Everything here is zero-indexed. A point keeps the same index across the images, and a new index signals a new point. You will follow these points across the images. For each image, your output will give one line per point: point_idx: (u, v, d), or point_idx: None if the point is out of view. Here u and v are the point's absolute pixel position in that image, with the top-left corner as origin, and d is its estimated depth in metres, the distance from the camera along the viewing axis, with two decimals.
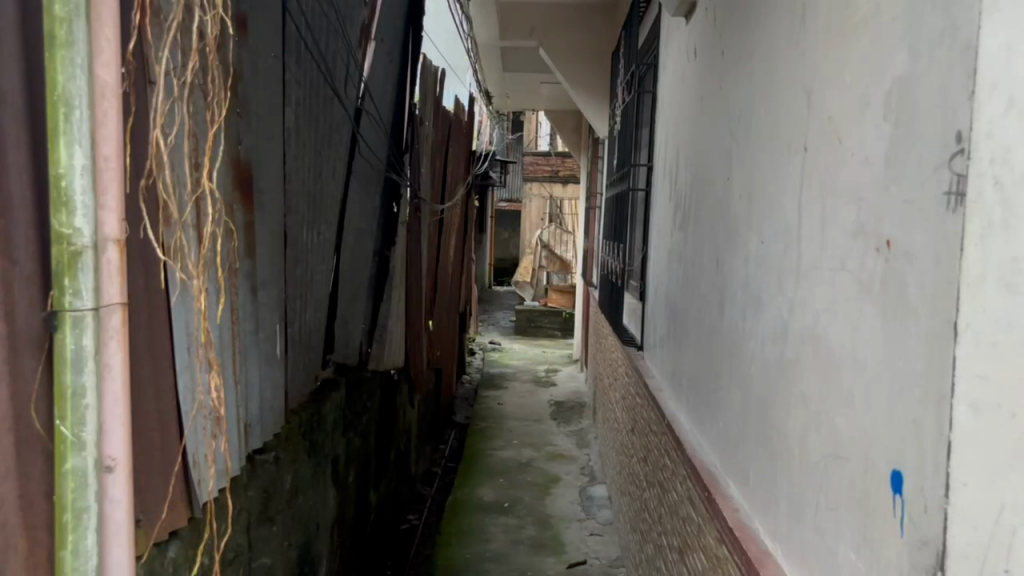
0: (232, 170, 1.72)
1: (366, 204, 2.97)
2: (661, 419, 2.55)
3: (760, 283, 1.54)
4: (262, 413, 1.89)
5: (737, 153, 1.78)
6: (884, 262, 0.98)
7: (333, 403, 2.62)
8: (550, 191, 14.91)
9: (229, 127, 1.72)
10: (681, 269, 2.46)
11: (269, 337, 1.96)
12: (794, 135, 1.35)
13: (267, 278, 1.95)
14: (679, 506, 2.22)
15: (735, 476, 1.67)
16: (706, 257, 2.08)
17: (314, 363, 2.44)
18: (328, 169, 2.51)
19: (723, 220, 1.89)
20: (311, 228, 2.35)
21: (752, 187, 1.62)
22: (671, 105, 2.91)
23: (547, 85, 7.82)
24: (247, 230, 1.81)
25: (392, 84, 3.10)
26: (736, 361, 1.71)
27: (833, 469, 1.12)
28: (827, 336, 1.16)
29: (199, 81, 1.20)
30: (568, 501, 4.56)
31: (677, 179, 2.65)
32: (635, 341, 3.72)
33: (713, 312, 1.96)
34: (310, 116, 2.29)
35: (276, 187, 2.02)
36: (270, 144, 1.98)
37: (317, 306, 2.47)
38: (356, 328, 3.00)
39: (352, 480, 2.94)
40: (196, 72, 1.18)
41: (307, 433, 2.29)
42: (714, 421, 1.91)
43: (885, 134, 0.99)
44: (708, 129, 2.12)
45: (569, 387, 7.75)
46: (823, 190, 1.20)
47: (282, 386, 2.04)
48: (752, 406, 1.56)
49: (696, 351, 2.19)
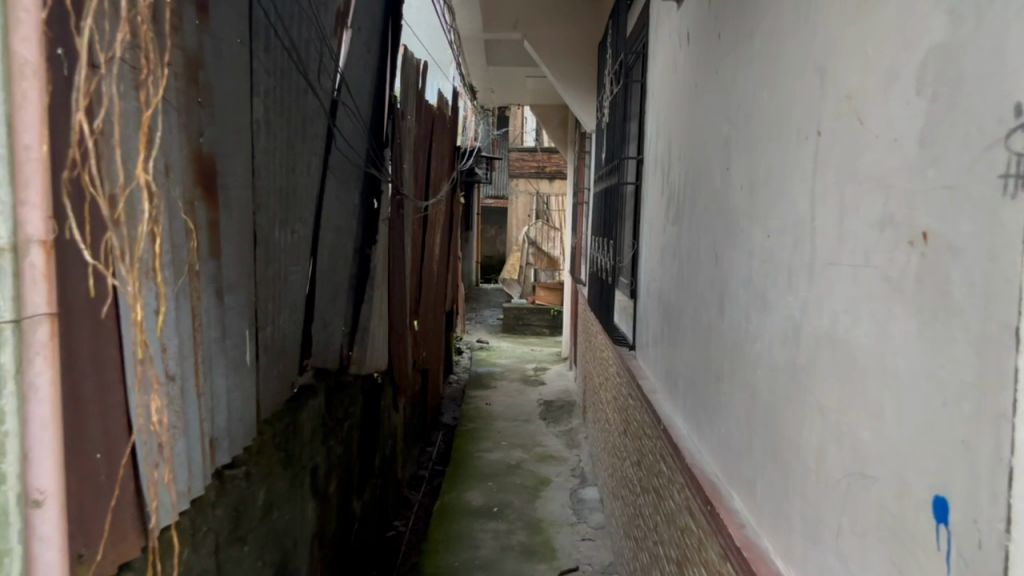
0: (192, 164, 1.59)
1: (344, 200, 2.84)
2: (656, 422, 2.43)
3: (766, 281, 1.42)
4: (230, 427, 1.76)
5: (736, 142, 1.66)
6: (919, 258, 0.86)
7: (311, 410, 2.49)
8: (536, 187, 14.80)
9: (190, 117, 1.59)
10: (674, 266, 2.35)
11: (238, 343, 1.83)
12: (805, 119, 1.23)
13: (235, 282, 1.82)
14: (677, 515, 2.11)
15: (739, 487, 1.56)
16: (703, 251, 1.96)
17: (289, 369, 2.31)
18: (303, 165, 2.38)
19: (721, 211, 1.77)
20: (284, 227, 2.22)
21: (755, 175, 1.51)
22: (662, 94, 2.79)
23: (531, 80, 7.69)
24: (211, 230, 1.68)
25: (370, 77, 2.97)
26: (738, 363, 1.59)
27: (856, 488, 1.00)
28: (848, 340, 1.04)
29: (132, 62, 1.07)
30: (558, 503, 4.44)
31: (669, 172, 2.54)
32: (626, 341, 3.60)
33: (710, 311, 1.85)
34: (281, 110, 2.16)
35: (245, 184, 1.89)
36: (238, 137, 1.85)
37: (292, 309, 2.34)
38: (336, 330, 2.87)
39: (333, 489, 2.81)
40: (128, 50, 1.05)
41: (283, 444, 2.17)
42: (713, 426, 1.79)
43: (919, 111, 0.87)
44: (703, 117, 2.00)
45: (558, 386, 7.62)
46: (841, 176, 1.08)
47: (252, 395, 1.91)
48: (755, 412, 1.45)
49: (692, 351, 2.07)
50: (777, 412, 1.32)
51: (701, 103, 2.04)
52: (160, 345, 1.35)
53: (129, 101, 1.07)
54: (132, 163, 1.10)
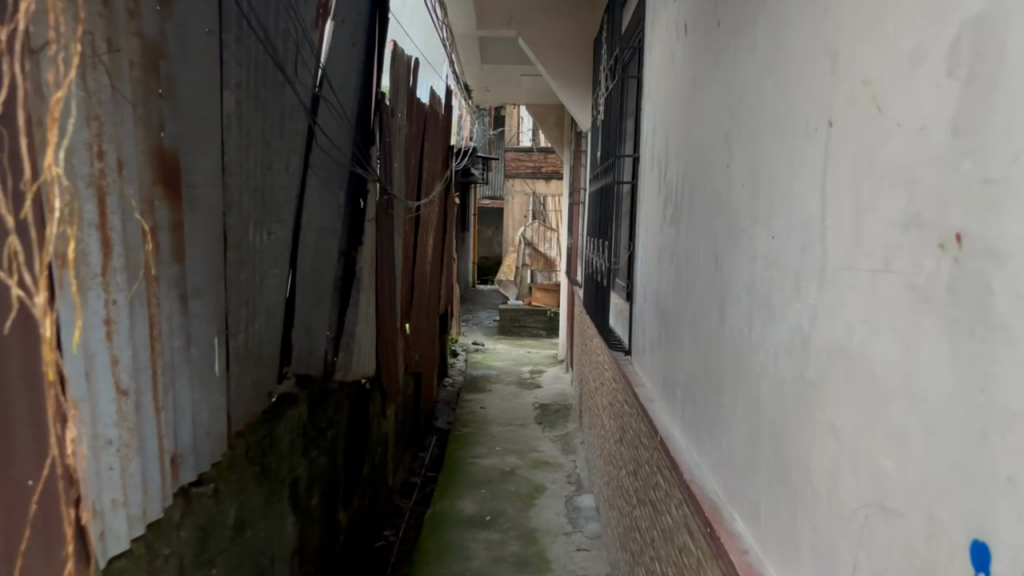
0: (151, 161, 1.48)
1: (328, 201, 2.72)
2: (653, 432, 2.31)
3: (770, 288, 1.30)
4: (195, 442, 1.65)
5: (737, 137, 1.55)
6: (951, 263, 0.75)
7: (289, 421, 2.36)
8: (533, 187, 14.70)
9: (150, 109, 1.47)
10: (673, 269, 2.23)
11: (205, 352, 1.71)
12: (814, 109, 1.11)
13: (201, 286, 1.70)
14: (674, 532, 1.99)
15: (742, 509, 1.44)
16: (702, 253, 1.85)
17: (265, 378, 2.19)
18: (281, 163, 2.26)
19: (722, 210, 1.66)
20: (259, 228, 2.10)
21: (759, 173, 1.39)
22: (659, 89, 2.67)
23: (528, 79, 7.57)
24: (174, 230, 1.57)
25: (355, 72, 2.85)
26: (741, 376, 1.47)
27: (874, 523, 0.89)
28: (865, 354, 0.93)
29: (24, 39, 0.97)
30: (553, 512, 4.32)
31: (666, 170, 2.43)
32: (622, 346, 3.47)
33: (710, 317, 1.73)
34: (255, 106, 2.04)
35: (213, 183, 1.77)
36: (205, 132, 1.73)
37: (268, 315, 2.22)
38: (320, 335, 2.75)
39: (315, 502, 2.69)
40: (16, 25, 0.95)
41: (258, 457, 2.05)
42: (714, 441, 1.68)
43: (951, 94, 0.75)
44: (703, 111, 1.88)
45: (554, 389, 7.51)
46: (857, 171, 0.97)
47: (221, 407, 1.79)
48: (760, 430, 1.34)
49: (691, 360, 1.95)
50: (783, 431, 1.21)
51: (699, 97, 1.93)
52: (100, 357, 1.24)
53: (22, 83, 0.96)
54: (28, 155, 0.99)
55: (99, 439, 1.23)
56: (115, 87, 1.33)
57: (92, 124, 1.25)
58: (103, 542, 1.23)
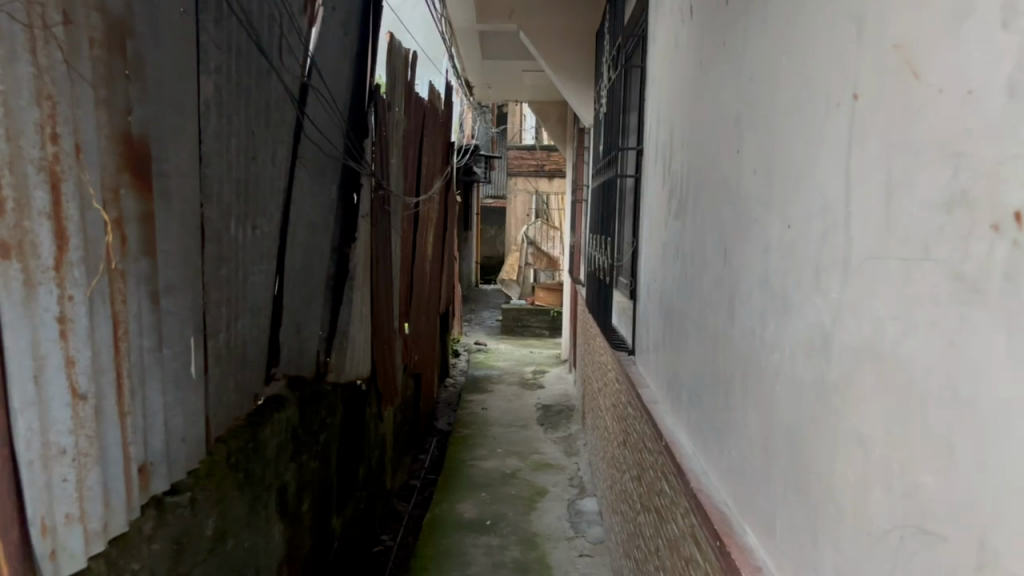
0: (119, 147, 1.38)
1: (320, 195, 2.62)
2: (658, 436, 2.20)
3: (785, 281, 1.19)
4: (168, 449, 1.54)
5: (748, 119, 1.44)
6: (1007, 247, 0.64)
7: (277, 425, 2.24)
8: (535, 185, 14.58)
9: (116, 91, 1.37)
10: (678, 265, 2.12)
11: (179, 353, 1.61)
12: (836, 83, 1.01)
13: (174, 282, 1.59)
14: (681, 542, 1.88)
15: (755, 522, 1.33)
16: (709, 246, 1.74)
17: (249, 380, 2.08)
18: (266, 154, 2.15)
19: (731, 200, 1.55)
20: (242, 222, 2.00)
21: (772, 156, 1.28)
22: (663, 78, 2.56)
23: (529, 75, 7.46)
24: (143, 223, 1.46)
25: (349, 62, 2.74)
26: (753, 377, 1.35)
27: (910, 548, 0.78)
28: (898, 355, 0.82)
29: None
30: (555, 516, 4.21)
31: (671, 161, 2.31)
32: (626, 345, 3.36)
33: (718, 314, 1.62)
34: (236, 93, 1.93)
35: (189, 173, 1.67)
36: (180, 118, 1.63)
37: (252, 313, 2.11)
38: (311, 335, 2.65)
39: (306, 509, 2.59)
40: None
41: (242, 464, 1.95)
42: (723, 448, 1.57)
43: (1007, 49, 0.65)
44: (710, 95, 1.77)
45: (557, 389, 7.39)
46: (887, 147, 0.86)
47: (198, 412, 1.69)
48: (775, 437, 1.22)
49: (697, 360, 1.83)
50: (800, 440, 1.10)
51: (706, 80, 1.82)
52: (49, 358, 1.14)
53: None
54: None
55: (50, 448, 1.13)
56: (74, 67, 1.22)
57: (43, 104, 1.15)
58: (53, 561, 1.13)
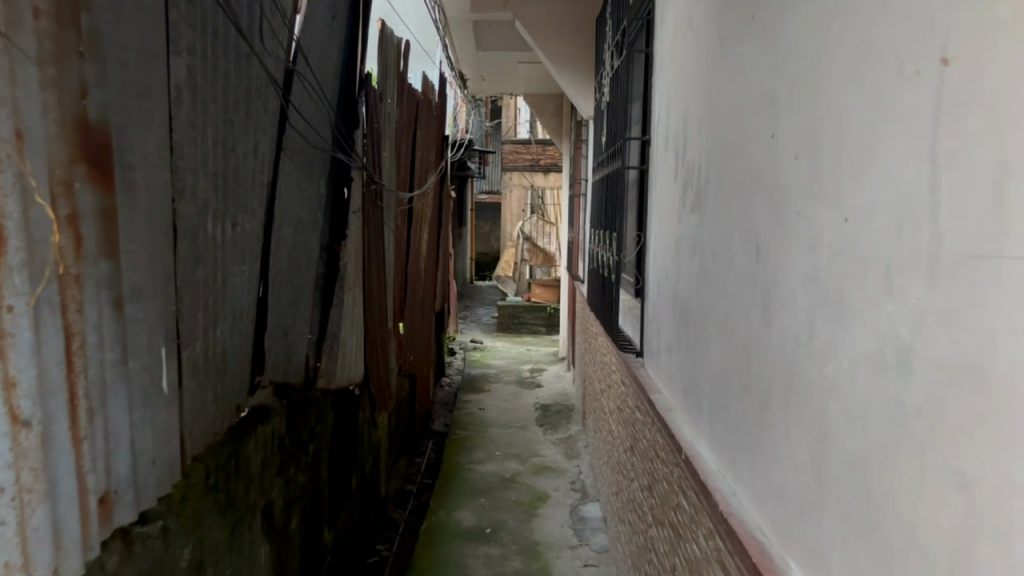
0: (75, 135, 1.21)
1: (307, 190, 2.44)
2: (674, 447, 2.03)
3: (842, 281, 1.03)
4: (136, 475, 1.38)
5: (786, 98, 1.28)
6: None
7: (260, 439, 2.07)
8: (530, 180, 14.40)
9: (67, 69, 1.19)
10: (696, 261, 1.95)
11: (150, 367, 1.44)
12: (915, 45, 0.84)
13: (142, 287, 1.42)
14: (703, 567, 1.71)
15: (803, 559, 1.16)
16: (736, 240, 1.57)
17: (231, 391, 1.92)
18: (246, 146, 1.98)
19: (766, 189, 1.38)
20: (220, 220, 1.83)
21: (821, 138, 1.12)
22: (674, 63, 2.39)
23: (525, 68, 7.28)
24: (103, 220, 1.29)
25: (337, 48, 2.56)
26: (800, 391, 1.18)
27: None
28: (1016, 381, 0.66)
29: None
30: (558, 523, 4.05)
31: (685, 150, 2.15)
32: (634, 347, 3.18)
33: (749, 317, 1.46)
34: (212, 78, 1.76)
35: (159, 165, 1.50)
36: (148, 105, 1.45)
37: (233, 317, 1.94)
38: (299, 339, 2.48)
39: (294, 526, 2.42)
40: None
41: (222, 484, 1.78)
42: (757, 466, 1.40)
43: None
44: (734, 76, 1.60)
45: (556, 388, 7.23)
46: (998, 120, 0.69)
47: (173, 430, 1.52)
48: (831, 464, 1.05)
49: (722, 367, 1.67)
50: (871, 471, 0.94)
51: (729, 58, 1.65)
52: None
53: None
54: None
55: None
56: (14, 41, 1.05)
57: None
58: None
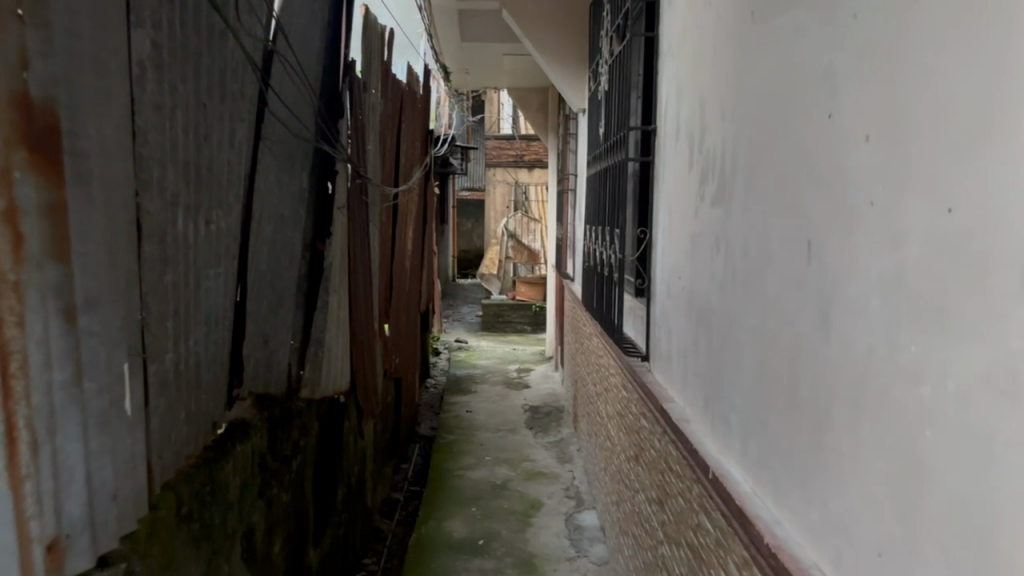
0: (12, 116, 1.01)
1: (290, 183, 2.25)
2: (696, 464, 1.86)
3: (944, 285, 0.86)
4: (95, 512, 1.18)
5: (849, 73, 1.11)
6: None
7: (240, 459, 1.87)
8: (514, 176, 14.22)
9: (1, 36, 0.99)
10: (719, 259, 1.79)
11: (113, 386, 1.25)
12: None
13: (99, 294, 1.22)
14: None
15: None
16: (776, 236, 1.40)
17: (205, 408, 1.72)
18: (221, 134, 1.78)
19: (818, 176, 1.22)
20: (192, 216, 1.63)
21: (904, 116, 0.95)
22: (685, 46, 2.23)
23: (511, 60, 7.07)
24: (51, 217, 1.09)
25: (320, 31, 2.36)
26: (879, 411, 1.01)
27: None
28: None
29: None
30: (553, 533, 3.87)
31: (703, 138, 1.98)
32: (639, 351, 2.99)
33: (798, 322, 1.29)
34: (182, 56, 1.56)
35: (120, 154, 1.30)
36: (106, 85, 1.26)
37: (206, 325, 1.74)
38: (280, 346, 2.28)
39: (276, 550, 2.22)
40: None
41: (197, 512, 1.58)
42: (813, 492, 1.22)
43: None
44: (772, 51, 1.43)
45: (545, 389, 7.05)
46: None
47: (139, 457, 1.33)
48: (939, 503, 0.87)
49: (758, 378, 1.50)
50: (1006, 517, 0.76)
51: (764, 32, 1.48)
52: None
53: None
54: None
55: None
56: None
57: None
58: None
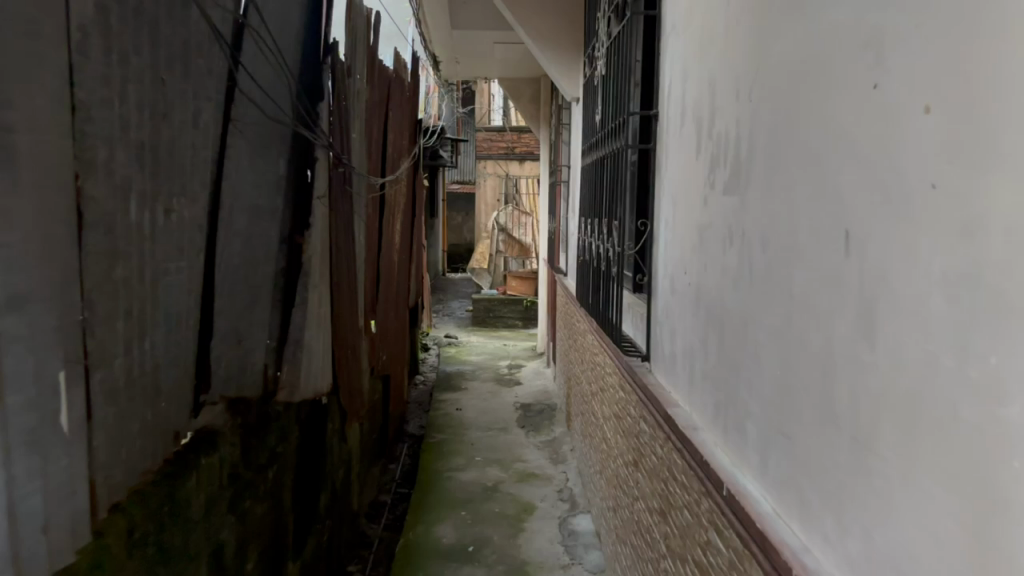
0: None
1: (265, 170, 2.08)
2: (706, 477, 1.69)
3: None
4: (19, 547, 1.01)
5: (899, 36, 0.96)
6: None
7: (205, 473, 1.70)
8: (506, 169, 14.05)
9: None
10: (732, 251, 1.63)
11: (44, 399, 1.08)
12: None
13: (26, 292, 1.05)
14: None
15: None
16: (802, 227, 1.24)
17: (166, 417, 1.55)
18: (183, 113, 1.61)
19: (857, 157, 1.06)
20: (149, 203, 1.46)
21: (979, 82, 0.80)
22: (691, 21, 2.07)
23: (502, 49, 6.91)
24: None
25: (298, 7, 2.18)
26: (945, 434, 0.85)
27: None
28: None
29: None
30: (546, 538, 3.72)
31: (711, 119, 1.82)
32: (639, 351, 2.83)
33: (833, 325, 1.13)
34: (135, 23, 1.38)
35: (57, 130, 1.13)
36: (38, 48, 1.08)
37: (167, 325, 1.57)
38: (256, 346, 2.11)
39: (249, 566, 2.06)
40: None
41: (153, 535, 1.42)
42: (852, 519, 1.07)
43: None
44: (801, 16, 1.27)
45: (536, 386, 6.89)
46: None
47: (78, 478, 1.16)
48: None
49: (781, 385, 1.34)
50: None
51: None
52: None
53: None
54: None
55: None
56: None
57: None
58: None
